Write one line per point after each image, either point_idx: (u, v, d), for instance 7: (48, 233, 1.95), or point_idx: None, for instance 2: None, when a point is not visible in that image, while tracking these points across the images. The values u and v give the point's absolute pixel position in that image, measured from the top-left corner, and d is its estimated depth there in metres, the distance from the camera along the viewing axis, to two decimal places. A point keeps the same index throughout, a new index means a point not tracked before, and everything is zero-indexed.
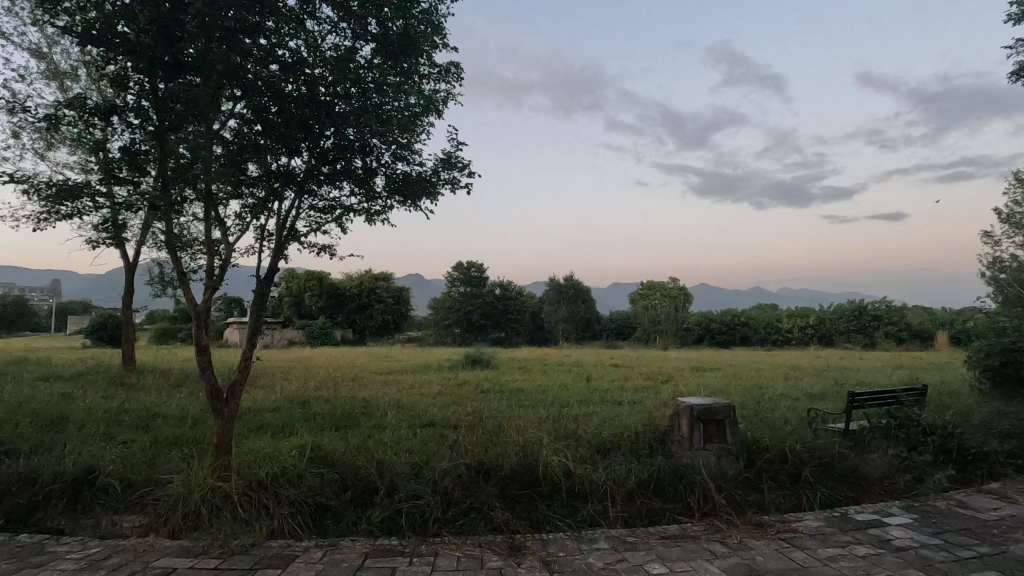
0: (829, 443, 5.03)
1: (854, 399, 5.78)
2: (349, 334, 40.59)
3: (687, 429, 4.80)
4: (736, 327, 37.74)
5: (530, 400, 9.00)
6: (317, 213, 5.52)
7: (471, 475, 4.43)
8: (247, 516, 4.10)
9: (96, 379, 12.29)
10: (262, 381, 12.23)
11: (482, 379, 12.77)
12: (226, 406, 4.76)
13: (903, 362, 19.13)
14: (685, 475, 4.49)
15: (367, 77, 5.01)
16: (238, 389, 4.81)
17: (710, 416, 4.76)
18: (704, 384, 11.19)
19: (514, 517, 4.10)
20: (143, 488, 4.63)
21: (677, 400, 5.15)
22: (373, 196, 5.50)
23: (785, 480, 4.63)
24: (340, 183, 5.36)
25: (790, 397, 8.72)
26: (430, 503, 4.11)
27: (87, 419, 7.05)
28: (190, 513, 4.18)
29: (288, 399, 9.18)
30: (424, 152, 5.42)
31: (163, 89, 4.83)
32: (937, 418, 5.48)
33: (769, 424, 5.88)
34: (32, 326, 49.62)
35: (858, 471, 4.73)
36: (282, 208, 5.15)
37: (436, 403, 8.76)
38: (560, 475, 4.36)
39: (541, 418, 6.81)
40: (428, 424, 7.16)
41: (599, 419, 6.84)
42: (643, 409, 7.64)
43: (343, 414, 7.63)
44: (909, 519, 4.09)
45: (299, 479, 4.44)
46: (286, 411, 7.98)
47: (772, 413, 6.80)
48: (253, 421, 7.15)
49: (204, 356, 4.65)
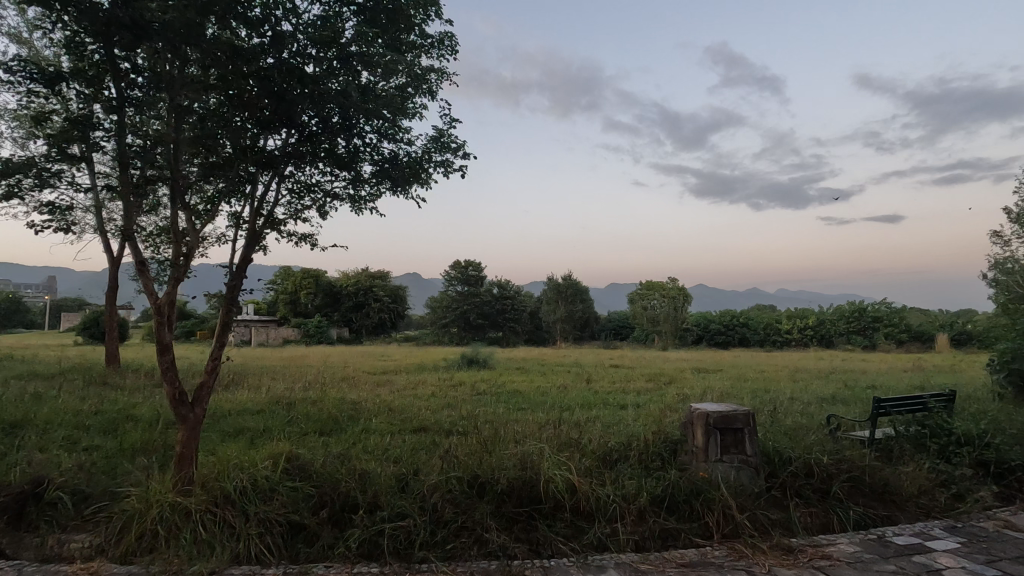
0: (857, 455, 4.60)
1: (879, 406, 5.34)
2: (345, 333, 40.07)
3: (702, 439, 4.36)
4: (735, 327, 37.38)
5: (529, 403, 8.56)
6: (297, 199, 5.05)
7: (463, 491, 3.98)
8: (209, 538, 3.64)
9: (76, 378, 11.81)
10: (251, 381, 11.73)
11: (478, 380, 12.32)
12: (191, 412, 4.26)
13: (906, 364, 18.74)
14: (701, 491, 4.04)
15: (353, 48, 4.51)
16: (205, 392, 4.32)
17: (727, 425, 4.33)
18: (708, 386, 10.77)
19: (511, 539, 3.64)
20: (97, 502, 4.15)
21: (689, 407, 4.72)
22: (359, 181, 5.04)
23: (812, 496, 4.18)
24: (323, 165, 4.89)
25: (803, 402, 8.26)
26: (418, 524, 3.64)
27: (53, 422, 6.56)
28: (145, 534, 3.71)
29: (273, 401, 8.70)
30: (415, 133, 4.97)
31: (121, 57, 4.22)
32: (971, 427, 5.04)
33: (788, 432, 5.44)
34: (26, 323, 49.10)
35: (892, 486, 4.29)
36: (259, 194, 4.65)
37: (430, 406, 8.31)
38: (563, 492, 3.89)
39: (540, 425, 6.34)
40: (419, 430, 6.67)
41: (603, 425, 6.38)
42: (649, 415, 7.19)
43: (330, 418, 7.16)
44: (955, 544, 3.64)
45: (272, 492, 3.99)
46: (270, 415, 7.51)
47: (787, 419, 6.36)
48: (232, 425, 6.67)
49: (167, 356, 4.15)
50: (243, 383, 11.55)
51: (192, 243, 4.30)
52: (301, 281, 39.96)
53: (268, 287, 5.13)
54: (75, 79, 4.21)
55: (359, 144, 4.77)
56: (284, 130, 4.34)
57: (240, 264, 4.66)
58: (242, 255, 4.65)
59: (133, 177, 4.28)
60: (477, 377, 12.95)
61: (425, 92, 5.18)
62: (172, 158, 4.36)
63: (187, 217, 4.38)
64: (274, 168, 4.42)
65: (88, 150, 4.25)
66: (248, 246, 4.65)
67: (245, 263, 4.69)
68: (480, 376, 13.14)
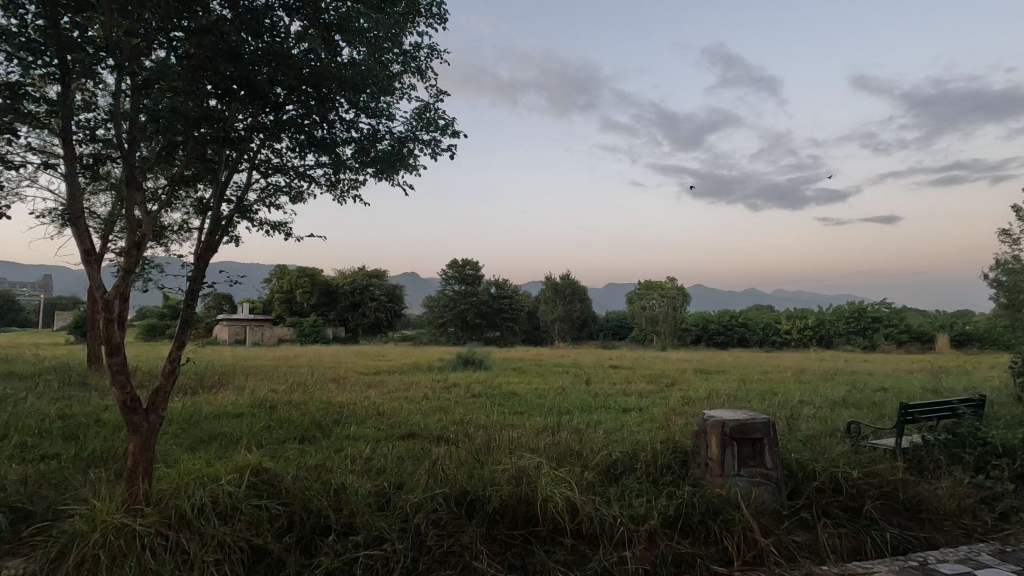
0: (887, 468, 4.17)
1: (905, 412, 4.93)
2: (341, 332, 39.59)
3: (717, 450, 3.93)
4: (734, 327, 37.05)
5: (526, 406, 8.14)
6: (270, 186, 4.57)
7: (451, 512, 3.55)
8: (158, 566, 3.18)
9: (55, 379, 11.34)
10: (237, 382, 11.23)
11: (474, 381, 11.90)
12: (145, 420, 3.79)
13: (907, 365, 18.45)
14: (718, 510, 3.62)
15: (329, 13, 4.07)
16: (162, 398, 3.86)
17: (745, 435, 3.90)
18: (712, 388, 10.35)
19: (502, 566, 3.20)
20: (37, 522, 3.68)
21: (701, 413, 4.29)
22: (340, 165, 4.61)
23: (842, 516, 3.73)
24: (299, 148, 4.46)
25: (814, 405, 7.83)
26: (397, 550, 3.20)
27: (11, 428, 6.06)
28: (84, 561, 3.23)
29: (256, 403, 8.26)
30: (399, 110, 4.56)
31: (66, 18, 3.75)
32: (1008, 436, 4.61)
33: (805, 440, 5.02)
34: (19, 322, 48.61)
35: (929, 504, 3.85)
36: (226, 177, 4.18)
37: (420, 409, 7.89)
38: (564, 514, 3.44)
39: (537, 431, 5.90)
40: (407, 437, 6.19)
41: (605, 431, 5.96)
42: (654, 420, 6.74)
43: (313, 422, 6.72)
44: (1009, 572, 3.20)
45: (234, 513, 3.55)
46: (249, 419, 7.06)
47: (802, 425, 5.94)
48: (207, 431, 6.22)
49: (117, 357, 3.68)
50: (229, 384, 11.05)
51: (144, 229, 3.80)
52: (296, 280, 39.38)
53: (235, 281, 4.58)
54: (10, 44, 3.72)
55: (338, 123, 4.34)
56: (251, 105, 3.88)
57: (203, 254, 4.13)
58: (204, 244, 4.11)
59: (76, 154, 3.79)
60: (473, 378, 12.55)
61: (413, 71, 4.80)
62: (124, 134, 3.88)
63: (139, 199, 3.90)
64: (243, 148, 3.94)
65: (25, 125, 3.75)
66: (211, 234, 4.13)
67: (208, 253, 4.16)
68: (476, 377, 12.68)
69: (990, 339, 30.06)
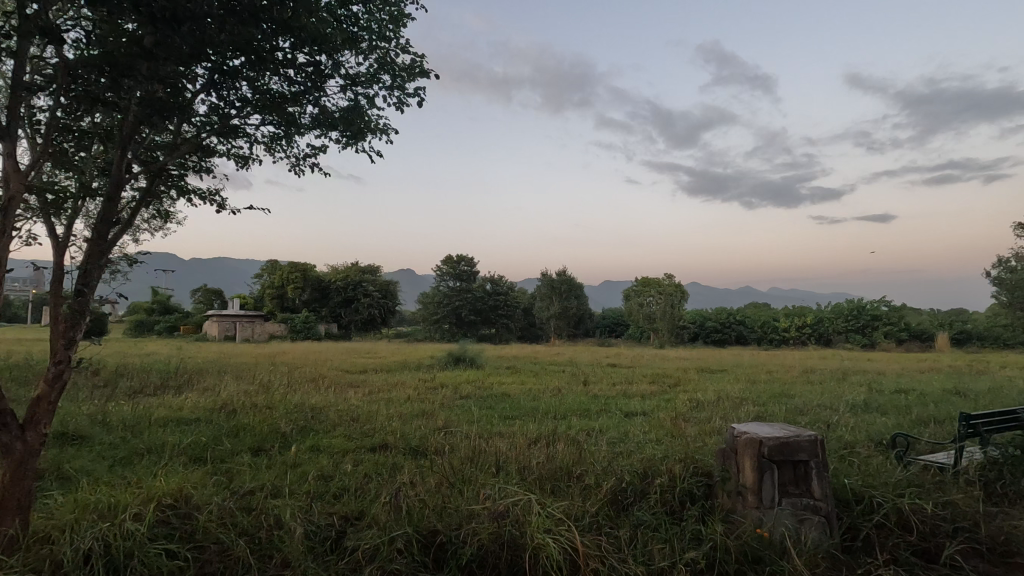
0: (959, 498, 3.36)
1: (968, 423, 4.11)
2: (333, 328, 38.75)
3: (752, 476, 3.11)
4: (731, 325, 36.43)
5: (518, 409, 7.38)
6: (197, 143, 3.70)
7: (412, 565, 2.72)
8: None
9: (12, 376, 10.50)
10: (208, 382, 10.32)
11: (464, 380, 11.11)
12: (19, 441, 2.91)
13: (911, 364, 17.93)
14: (760, 558, 2.83)
15: None
16: (44, 410, 3.00)
17: (787, 457, 3.09)
18: (719, 389, 9.58)
19: None
20: None
21: (731, 427, 3.45)
22: (288, 119, 3.81)
23: (915, 562, 2.91)
24: (238, 98, 3.64)
25: (837, 411, 7.04)
26: None
27: None
28: None
29: (217, 405, 7.43)
30: (358, 51, 3.72)
31: None
32: None
33: (848, 456, 4.21)
34: None
35: (1022, 545, 3.01)
36: (131, 131, 3.27)
37: (401, 413, 7.10)
38: (560, 568, 2.62)
39: (526, 442, 5.11)
40: (378, 449, 5.34)
41: (606, 443, 5.16)
42: (662, 428, 5.91)
43: (274, 430, 5.90)
44: None
45: (128, 565, 2.72)
46: (204, 425, 6.25)
47: (833, 435, 5.16)
48: (148, 440, 5.39)
49: None
50: (197, 384, 10.14)
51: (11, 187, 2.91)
52: (287, 275, 38.39)
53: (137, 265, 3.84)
54: None
55: (282, 65, 3.49)
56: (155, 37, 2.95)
57: (100, 227, 3.22)
58: (100, 214, 3.21)
59: None
60: (464, 377, 11.80)
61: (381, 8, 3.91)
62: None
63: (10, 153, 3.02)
64: (151, 91, 3.00)
65: None
66: (109, 201, 3.22)
67: (106, 226, 3.25)
68: (465, 376, 11.87)
69: (990, 338, 29.57)
